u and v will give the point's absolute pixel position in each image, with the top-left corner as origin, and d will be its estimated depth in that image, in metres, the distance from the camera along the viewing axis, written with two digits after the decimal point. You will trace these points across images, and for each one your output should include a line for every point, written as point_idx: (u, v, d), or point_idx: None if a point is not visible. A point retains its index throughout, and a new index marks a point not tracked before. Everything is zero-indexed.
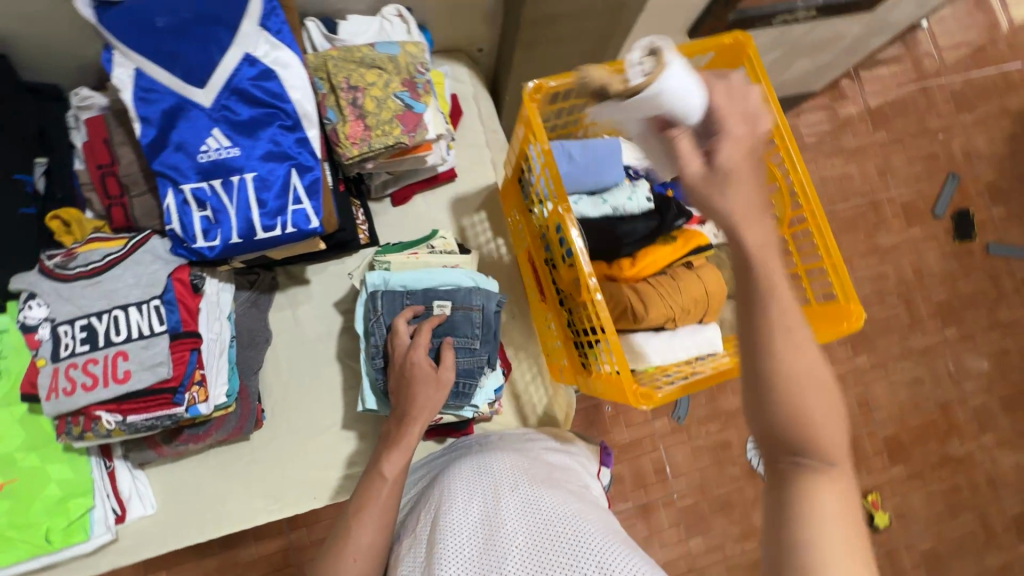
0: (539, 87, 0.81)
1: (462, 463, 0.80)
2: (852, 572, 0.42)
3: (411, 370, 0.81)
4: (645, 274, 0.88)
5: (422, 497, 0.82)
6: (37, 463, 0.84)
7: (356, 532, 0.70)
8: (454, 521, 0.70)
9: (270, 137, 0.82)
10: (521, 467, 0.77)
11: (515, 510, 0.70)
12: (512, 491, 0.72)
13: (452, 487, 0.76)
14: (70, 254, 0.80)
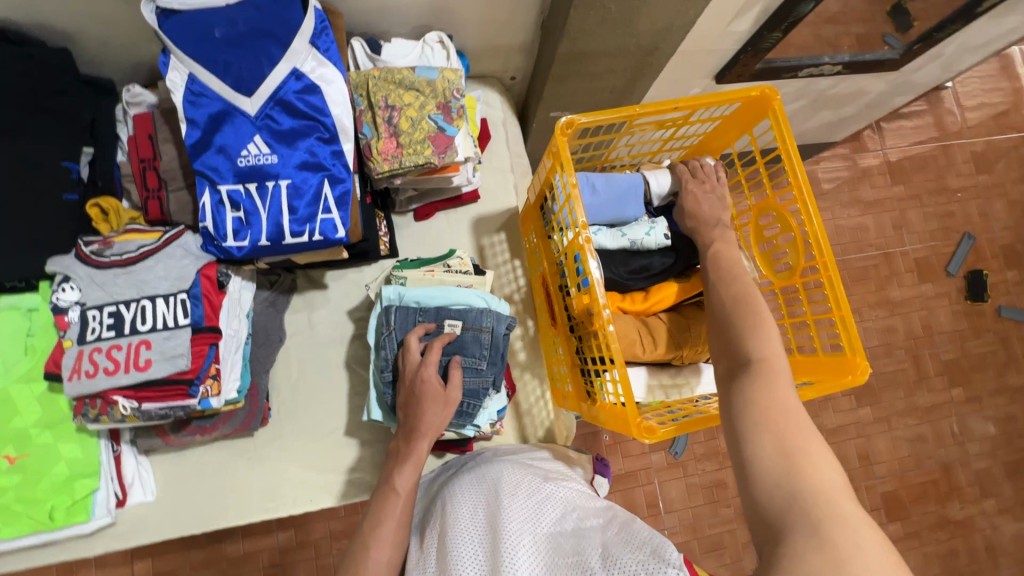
0: (571, 122, 0.80)
1: (463, 476, 0.86)
2: (776, 426, 0.55)
3: (420, 387, 0.83)
4: (655, 309, 0.92)
5: (428, 511, 0.86)
6: (50, 440, 0.86)
7: (375, 550, 0.72)
8: (462, 533, 0.74)
9: (307, 147, 0.85)
10: (520, 473, 0.83)
11: (517, 508, 0.75)
12: (512, 497, 0.77)
13: (455, 497, 0.81)
14: (107, 242, 0.84)
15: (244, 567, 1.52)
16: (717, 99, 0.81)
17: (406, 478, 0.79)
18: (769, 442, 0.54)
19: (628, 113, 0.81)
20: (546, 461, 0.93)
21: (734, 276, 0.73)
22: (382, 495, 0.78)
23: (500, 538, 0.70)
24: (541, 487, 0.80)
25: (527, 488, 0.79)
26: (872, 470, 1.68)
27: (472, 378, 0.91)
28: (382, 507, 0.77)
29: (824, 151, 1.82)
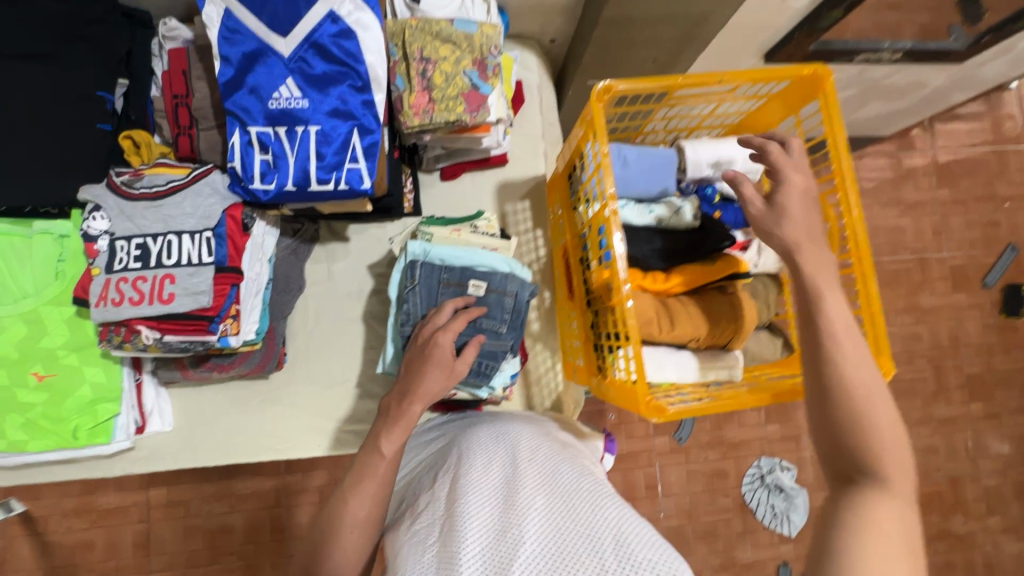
0: (608, 89, 0.75)
1: (480, 429, 0.85)
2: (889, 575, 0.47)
3: (432, 349, 0.81)
4: (675, 291, 0.89)
5: (438, 456, 0.85)
6: (75, 363, 0.89)
7: (352, 500, 0.71)
8: (475, 482, 0.73)
9: (338, 94, 0.84)
10: (539, 440, 0.82)
11: (534, 474, 0.74)
12: (530, 461, 0.76)
13: (472, 447, 0.80)
14: (138, 174, 0.84)
15: (251, 504, 1.60)
16: (769, 74, 0.77)
17: (394, 438, 0.75)
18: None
19: (668, 82, 0.78)
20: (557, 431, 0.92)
21: (852, 355, 0.59)
22: (367, 455, 0.75)
23: (513, 500, 0.69)
24: (558, 457, 0.79)
25: (544, 456, 0.78)
26: None
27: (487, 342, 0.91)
28: (365, 464, 0.74)
29: (867, 146, 1.74)
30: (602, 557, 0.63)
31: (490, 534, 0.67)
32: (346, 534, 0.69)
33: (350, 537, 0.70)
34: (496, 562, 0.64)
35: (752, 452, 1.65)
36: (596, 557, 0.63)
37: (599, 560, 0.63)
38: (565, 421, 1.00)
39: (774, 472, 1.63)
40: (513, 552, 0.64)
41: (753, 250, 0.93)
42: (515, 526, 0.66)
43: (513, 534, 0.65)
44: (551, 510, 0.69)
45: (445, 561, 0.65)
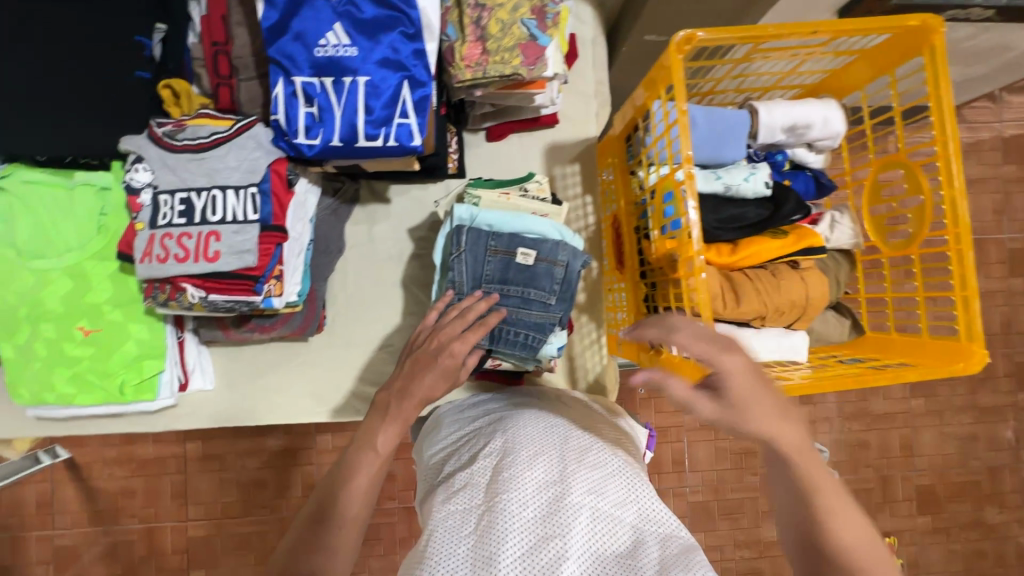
0: (689, 39, 0.68)
1: (528, 416, 0.82)
2: None
3: (442, 358, 0.77)
4: (741, 266, 0.83)
5: (480, 435, 0.83)
6: (120, 319, 0.88)
7: (343, 495, 0.72)
8: (522, 480, 0.70)
9: (389, 43, 0.78)
10: (591, 439, 0.78)
11: (584, 481, 0.71)
12: (580, 466, 0.73)
13: (519, 437, 0.77)
14: (180, 125, 0.80)
15: (281, 460, 1.63)
16: (869, 26, 0.69)
17: (388, 435, 0.75)
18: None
19: (757, 34, 0.68)
20: (607, 425, 0.87)
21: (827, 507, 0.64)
22: (358, 448, 0.75)
23: (559, 512, 0.66)
24: (608, 461, 0.75)
25: (594, 461, 0.74)
26: None
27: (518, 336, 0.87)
28: (355, 460, 0.74)
29: None
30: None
31: (532, 539, 0.65)
32: (338, 529, 0.70)
33: (342, 533, 0.70)
34: (534, 570, 0.62)
35: None
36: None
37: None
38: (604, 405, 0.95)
39: None
40: (553, 565, 0.62)
41: (825, 224, 0.87)
42: (557, 538, 0.64)
43: (555, 547, 0.63)
44: (596, 524, 0.66)
45: (482, 558, 0.64)
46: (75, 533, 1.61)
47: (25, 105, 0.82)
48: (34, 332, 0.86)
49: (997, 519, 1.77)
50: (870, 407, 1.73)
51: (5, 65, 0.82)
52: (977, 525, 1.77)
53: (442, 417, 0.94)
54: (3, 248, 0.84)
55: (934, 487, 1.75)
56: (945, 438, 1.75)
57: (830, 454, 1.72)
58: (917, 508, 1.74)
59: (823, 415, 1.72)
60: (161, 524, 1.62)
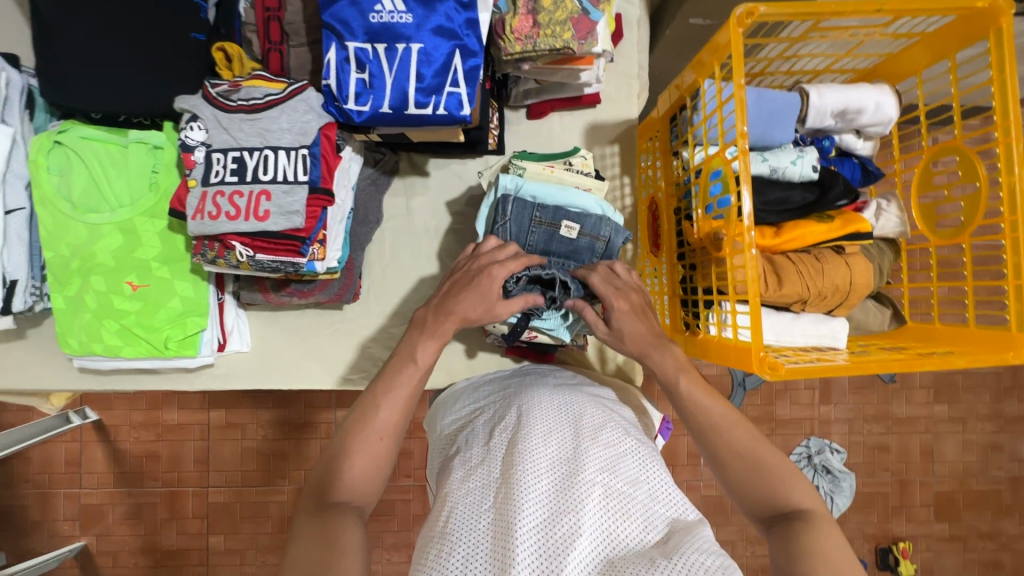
0: (750, 12, 0.67)
1: (543, 393, 0.81)
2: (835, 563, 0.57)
3: (481, 281, 0.77)
4: (785, 249, 0.82)
5: (495, 410, 0.82)
6: (167, 275, 0.91)
7: (383, 408, 0.71)
8: (537, 456, 0.69)
9: (444, 11, 0.78)
10: (605, 417, 0.77)
11: (597, 457, 0.69)
12: (594, 443, 0.71)
13: (535, 412, 0.76)
14: (235, 86, 0.81)
15: (302, 432, 1.66)
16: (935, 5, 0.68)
17: (428, 350, 0.75)
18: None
19: (818, 11, 0.68)
20: (621, 407, 0.86)
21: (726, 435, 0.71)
22: (400, 363, 0.74)
23: (572, 485, 0.65)
24: (621, 438, 0.74)
25: (606, 437, 0.73)
26: None
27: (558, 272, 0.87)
28: (397, 376, 0.73)
29: None
30: (654, 558, 0.59)
31: (546, 510, 0.63)
32: (372, 442, 0.69)
33: (379, 446, 0.69)
34: (549, 542, 0.60)
35: (802, 431, 1.70)
36: (649, 556, 0.59)
37: (651, 561, 0.58)
38: (623, 387, 0.94)
39: (823, 453, 1.67)
40: (567, 536, 0.60)
41: (870, 212, 0.86)
42: (571, 510, 0.62)
43: (569, 518, 0.61)
44: (610, 499, 0.65)
45: (498, 527, 0.63)
46: (101, 492, 1.66)
47: (85, 63, 0.84)
48: (85, 284, 0.88)
49: (1015, 531, 1.75)
50: (892, 410, 1.71)
51: (66, 21, 0.84)
52: (994, 535, 1.74)
53: (456, 396, 0.94)
54: (58, 201, 0.86)
55: (953, 495, 1.73)
56: (967, 445, 1.73)
57: (848, 455, 1.71)
58: (934, 515, 1.73)
59: (844, 416, 1.71)
60: (183, 489, 1.66)
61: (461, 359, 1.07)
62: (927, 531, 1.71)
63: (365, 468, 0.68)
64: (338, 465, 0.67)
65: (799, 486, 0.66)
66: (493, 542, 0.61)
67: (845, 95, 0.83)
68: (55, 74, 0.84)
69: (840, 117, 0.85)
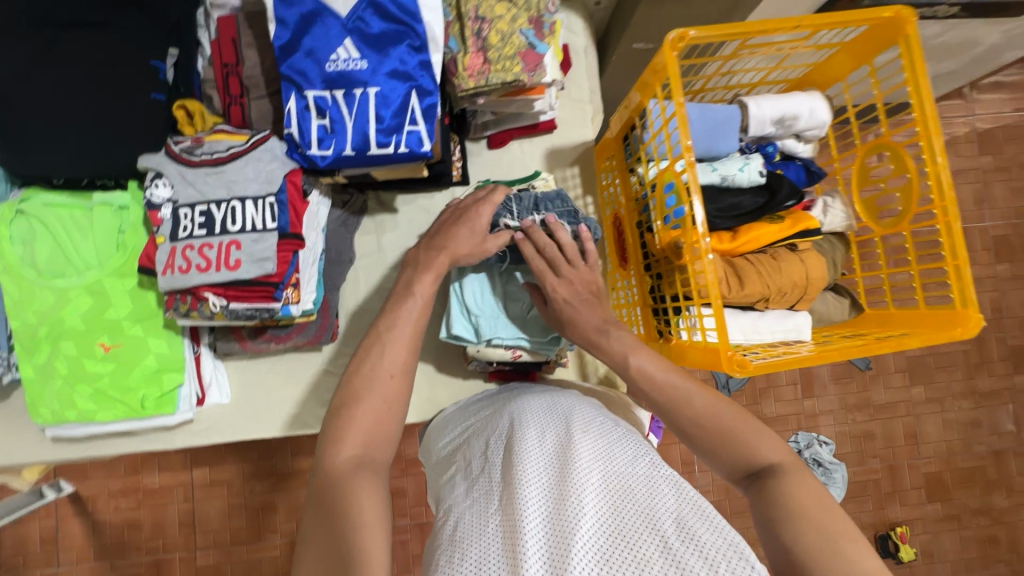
0: (681, 36, 0.72)
1: (532, 398, 0.81)
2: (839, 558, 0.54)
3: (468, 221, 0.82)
4: (743, 251, 0.86)
5: (488, 422, 0.82)
6: (139, 333, 0.90)
7: (390, 349, 0.72)
8: (534, 455, 0.67)
9: (397, 56, 0.82)
10: (593, 412, 0.77)
11: (592, 447, 0.67)
12: (587, 434, 0.70)
13: (526, 416, 0.76)
14: (198, 141, 0.83)
15: (294, 481, 1.62)
16: (848, 19, 0.74)
17: (426, 302, 0.77)
18: (811, 542, 0.56)
19: (744, 30, 0.74)
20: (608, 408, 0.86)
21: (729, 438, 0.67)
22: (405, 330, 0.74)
23: (571, 473, 0.63)
24: (612, 430, 0.73)
25: (599, 427, 0.72)
26: (917, 449, 1.76)
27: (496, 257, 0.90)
28: (401, 325, 0.74)
29: None
30: (663, 533, 0.56)
31: (547, 498, 0.61)
32: (382, 398, 0.67)
33: (389, 401, 0.68)
34: (556, 531, 0.57)
35: (790, 427, 1.73)
36: (659, 534, 0.56)
37: (662, 539, 0.55)
38: (607, 392, 0.96)
39: (811, 446, 1.66)
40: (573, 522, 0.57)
41: (818, 210, 0.91)
42: (573, 497, 0.60)
43: (571, 502, 0.59)
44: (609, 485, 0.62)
45: (501, 524, 0.60)
46: (81, 569, 1.58)
47: (44, 130, 0.85)
48: (55, 350, 0.87)
49: (1005, 503, 1.79)
50: (873, 397, 1.76)
51: (21, 92, 0.85)
52: (986, 510, 1.78)
53: (450, 420, 0.93)
54: (24, 270, 0.86)
55: (941, 475, 1.77)
56: (948, 424, 1.78)
57: (837, 446, 1.74)
58: (927, 497, 1.76)
59: (828, 407, 1.74)
60: (169, 555, 1.59)
61: (444, 388, 1.07)
62: (922, 513, 1.74)
63: (362, 415, 0.66)
64: (348, 420, 0.65)
65: (769, 442, 0.67)
66: (500, 545, 0.58)
67: (783, 104, 0.89)
68: (13, 144, 0.85)
69: (788, 122, 0.90)
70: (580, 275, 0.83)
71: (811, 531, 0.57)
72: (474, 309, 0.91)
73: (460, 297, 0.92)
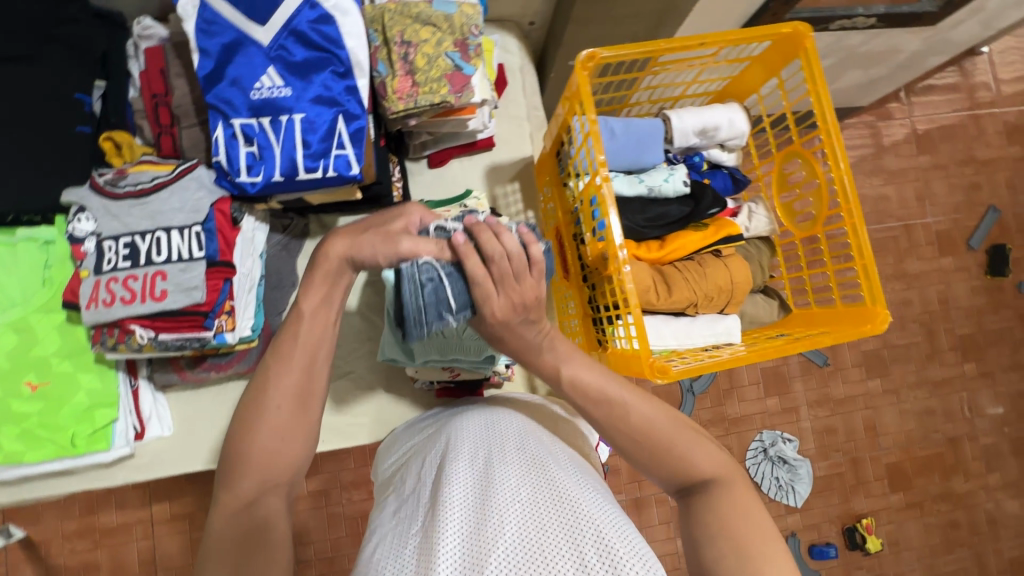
0: (592, 56, 0.78)
1: (472, 413, 0.81)
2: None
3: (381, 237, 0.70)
4: (671, 258, 0.90)
5: (427, 439, 0.82)
6: (69, 369, 0.88)
7: None
8: (462, 471, 0.68)
9: (321, 82, 0.83)
10: (529, 427, 0.77)
11: (521, 462, 0.68)
12: (518, 450, 0.71)
13: (461, 433, 0.76)
14: (122, 173, 0.84)
15: None
16: (751, 36, 0.79)
17: None
18: (729, 559, 0.59)
19: (652, 49, 0.78)
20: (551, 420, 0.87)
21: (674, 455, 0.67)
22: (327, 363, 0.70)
23: (496, 490, 0.63)
24: (546, 445, 0.74)
25: (533, 442, 0.73)
26: (877, 440, 1.80)
27: (431, 288, 0.66)
28: None
29: (848, 118, 1.84)
30: (581, 549, 0.57)
31: (470, 515, 0.62)
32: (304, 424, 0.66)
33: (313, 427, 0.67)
34: (474, 550, 0.57)
35: (754, 426, 1.75)
36: (575, 552, 0.57)
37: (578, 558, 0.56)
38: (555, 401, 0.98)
39: (776, 444, 1.73)
40: (490, 540, 0.57)
41: (743, 215, 0.94)
42: (494, 512, 0.60)
43: (491, 519, 0.59)
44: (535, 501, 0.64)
45: (424, 545, 0.61)
46: None
47: None
48: None
49: (965, 488, 1.82)
50: (832, 392, 1.80)
51: None
52: (948, 497, 1.81)
53: (395, 437, 0.93)
54: None
55: (902, 465, 1.80)
56: (905, 414, 1.82)
57: (800, 442, 1.77)
58: (889, 487, 1.79)
59: (790, 405, 1.77)
60: None
61: (394, 408, 1.06)
62: (886, 504, 1.77)
63: (279, 445, 0.64)
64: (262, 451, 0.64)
65: (702, 450, 0.68)
66: (420, 566, 0.58)
67: (705, 115, 0.93)
68: None
69: (711, 134, 0.94)
70: (522, 286, 0.67)
71: (731, 548, 0.59)
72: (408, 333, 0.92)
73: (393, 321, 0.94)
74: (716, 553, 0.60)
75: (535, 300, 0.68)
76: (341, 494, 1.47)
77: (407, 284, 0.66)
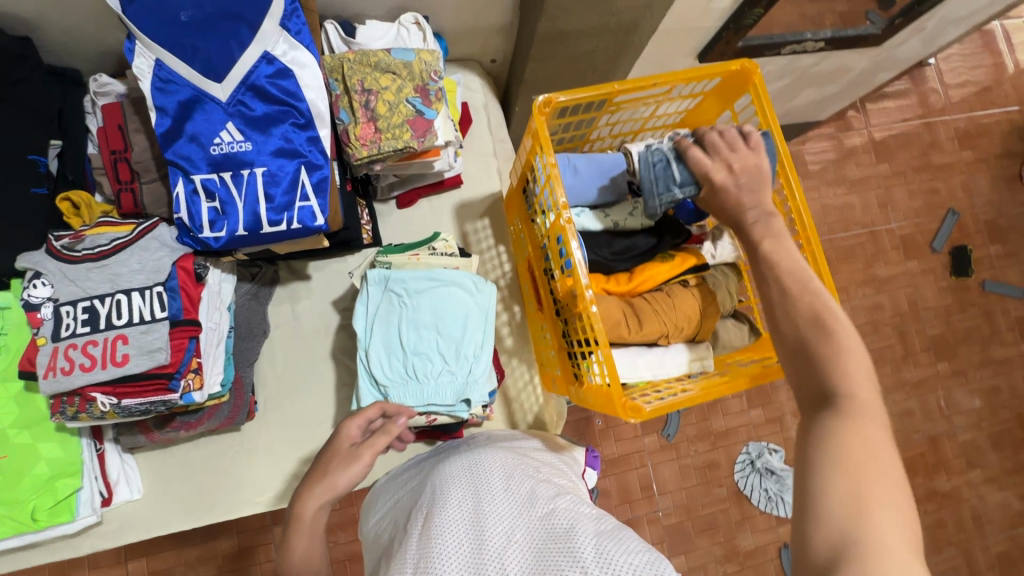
0: (549, 101, 0.80)
1: (450, 459, 0.80)
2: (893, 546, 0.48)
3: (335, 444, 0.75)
4: (641, 290, 0.91)
5: (411, 494, 0.80)
6: (28, 440, 0.85)
7: None
8: (453, 525, 0.68)
9: (281, 134, 0.83)
10: (510, 462, 0.78)
11: (510, 504, 0.69)
12: (504, 490, 0.71)
13: (443, 482, 0.75)
14: (78, 236, 0.82)
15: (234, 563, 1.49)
16: (702, 75, 0.82)
17: None
18: (841, 488, 0.51)
19: (608, 91, 0.80)
20: (532, 447, 0.88)
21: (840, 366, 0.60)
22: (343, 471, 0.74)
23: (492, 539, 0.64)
24: (531, 476, 0.75)
25: (518, 478, 0.74)
26: None
27: (660, 166, 0.81)
28: None
29: (809, 131, 1.91)
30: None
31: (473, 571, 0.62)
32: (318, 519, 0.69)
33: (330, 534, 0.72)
34: None
35: None
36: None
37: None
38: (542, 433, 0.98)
39: (763, 456, 1.59)
40: None
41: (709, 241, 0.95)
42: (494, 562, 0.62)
43: None
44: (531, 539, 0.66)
45: None
46: None
47: None
48: None
49: (949, 486, 1.83)
50: None
51: None
52: (933, 496, 1.82)
53: (378, 492, 0.91)
54: None
55: None
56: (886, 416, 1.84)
57: None
58: None
59: None
60: None
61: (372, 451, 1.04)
62: None
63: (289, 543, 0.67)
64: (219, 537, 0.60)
65: (860, 401, 0.57)
66: None
67: None
68: None
69: None
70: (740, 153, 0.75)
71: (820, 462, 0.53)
72: (382, 381, 0.92)
73: (367, 369, 0.93)
74: (828, 490, 0.51)
75: (753, 166, 0.74)
76: (328, 536, 1.43)
77: (642, 165, 0.83)
